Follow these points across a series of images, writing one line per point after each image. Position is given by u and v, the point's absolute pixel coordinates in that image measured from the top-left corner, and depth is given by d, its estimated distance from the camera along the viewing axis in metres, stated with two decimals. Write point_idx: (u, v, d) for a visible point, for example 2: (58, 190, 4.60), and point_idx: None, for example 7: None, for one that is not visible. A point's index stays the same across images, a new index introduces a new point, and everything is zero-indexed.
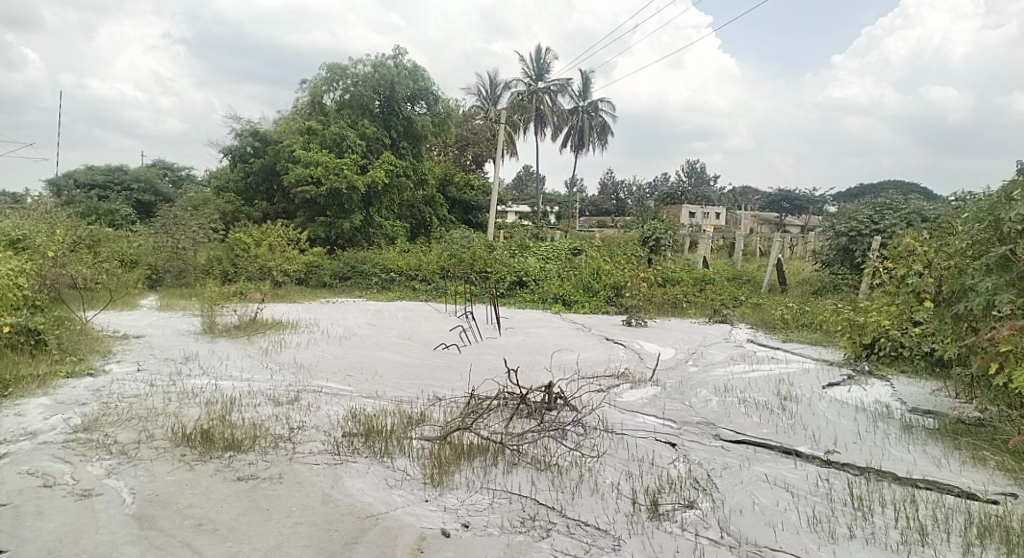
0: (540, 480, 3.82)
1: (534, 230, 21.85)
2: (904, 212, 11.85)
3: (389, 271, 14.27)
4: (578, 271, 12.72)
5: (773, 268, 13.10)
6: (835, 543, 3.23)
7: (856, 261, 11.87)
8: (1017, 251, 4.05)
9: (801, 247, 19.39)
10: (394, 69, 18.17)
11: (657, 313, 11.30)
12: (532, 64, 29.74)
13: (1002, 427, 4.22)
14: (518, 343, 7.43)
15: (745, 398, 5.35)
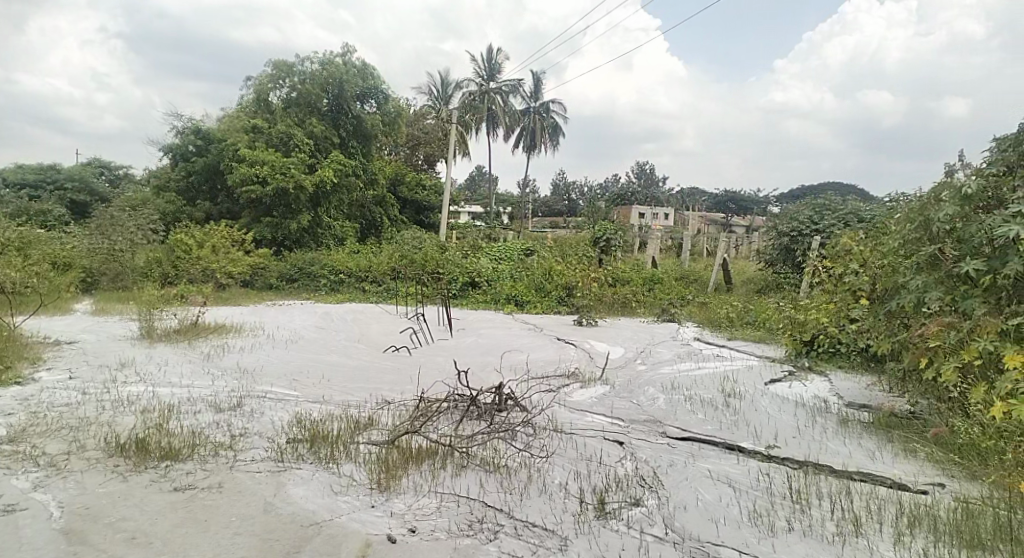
0: (488, 482, 3.82)
1: (487, 231, 21.98)
2: (842, 213, 12.30)
3: (337, 271, 14.31)
4: (530, 271, 12.83)
5: (720, 267, 13.38)
6: (774, 536, 3.31)
7: (798, 260, 12.27)
8: (945, 251, 4.24)
9: (745, 246, 20.01)
10: (342, 67, 18.42)
11: (608, 313, 11.40)
12: (484, 64, 29.95)
13: (932, 419, 4.42)
14: (469, 345, 7.41)
15: (691, 396, 5.45)
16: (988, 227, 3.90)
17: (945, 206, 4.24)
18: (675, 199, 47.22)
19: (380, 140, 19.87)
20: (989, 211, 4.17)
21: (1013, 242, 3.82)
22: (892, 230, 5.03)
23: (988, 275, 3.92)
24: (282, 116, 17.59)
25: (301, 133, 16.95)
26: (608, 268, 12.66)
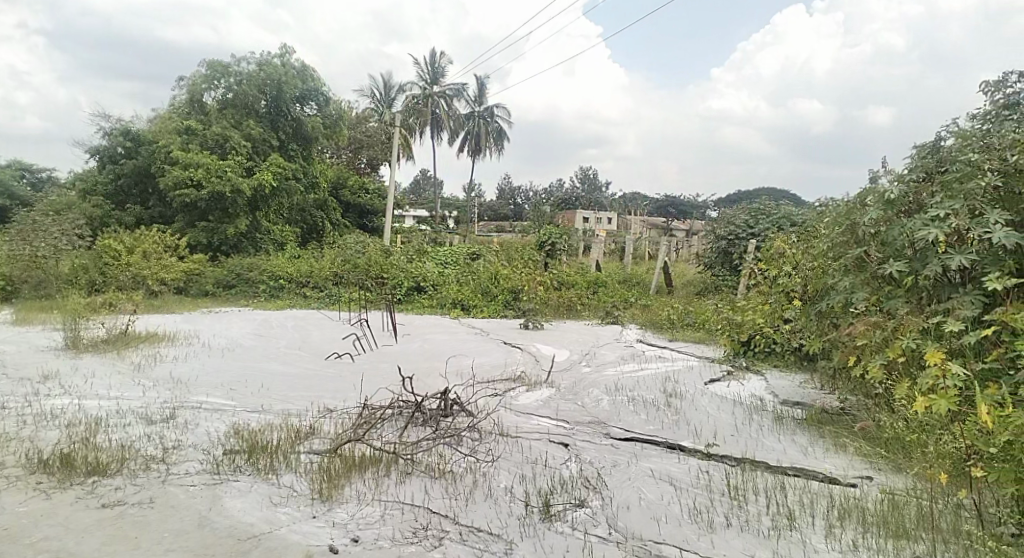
0: (433, 488, 3.78)
1: (433, 235, 22.06)
2: (776, 217, 12.82)
3: (278, 278, 14.03)
4: (476, 276, 12.89)
5: (661, 270, 13.72)
6: (713, 532, 3.39)
7: (735, 263, 12.69)
8: (870, 253, 4.55)
9: (686, 250, 20.63)
10: (280, 67, 18.14)
11: (554, 316, 11.48)
12: (427, 68, 29.91)
13: (860, 415, 4.64)
14: (414, 350, 7.33)
15: (634, 396, 5.54)
16: (909, 230, 4.11)
17: (870, 211, 4.46)
18: (618, 203, 48.40)
19: (322, 142, 19.80)
20: (911, 215, 4.41)
21: (932, 244, 4.04)
22: (824, 233, 5.26)
23: (910, 276, 4.14)
24: (217, 117, 17.32)
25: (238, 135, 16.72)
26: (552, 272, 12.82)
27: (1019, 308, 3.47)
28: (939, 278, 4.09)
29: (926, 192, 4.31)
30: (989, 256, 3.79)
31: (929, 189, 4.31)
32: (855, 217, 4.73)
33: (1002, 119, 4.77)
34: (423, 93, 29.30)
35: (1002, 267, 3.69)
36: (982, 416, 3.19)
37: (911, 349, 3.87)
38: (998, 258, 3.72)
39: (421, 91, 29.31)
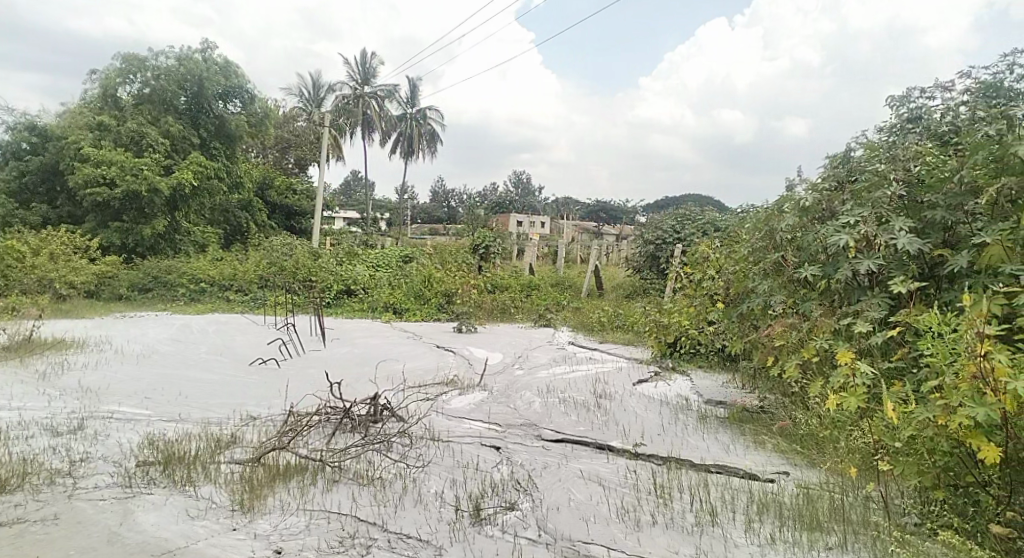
0: (361, 496, 3.71)
1: (363, 237, 22.06)
2: (700, 223, 13.42)
3: (198, 281, 13.53)
4: (409, 280, 12.81)
5: (591, 274, 13.97)
6: (639, 530, 3.47)
7: (662, 267, 13.15)
8: (787, 258, 4.80)
9: (615, 254, 21.29)
10: (201, 63, 17.74)
11: (488, 319, 11.55)
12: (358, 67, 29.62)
13: (777, 413, 4.88)
14: (343, 355, 7.19)
15: (565, 398, 5.61)
16: (823, 236, 4.34)
17: (786, 217, 4.69)
18: (552, 209, 49.69)
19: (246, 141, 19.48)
20: (824, 221, 4.67)
21: (843, 250, 4.27)
22: (745, 238, 5.50)
23: (823, 280, 4.37)
24: (132, 113, 16.59)
25: (156, 131, 16.16)
26: (485, 275, 12.90)
27: (920, 310, 3.72)
28: (849, 281, 4.34)
29: (837, 199, 4.57)
30: (895, 261, 4.04)
31: (840, 198, 4.58)
32: (774, 223, 4.98)
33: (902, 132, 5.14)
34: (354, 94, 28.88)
35: (906, 271, 3.96)
36: (888, 412, 3.39)
37: (825, 350, 4.07)
38: (902, 263, 3.98)
39: (351, 91, 28.95)
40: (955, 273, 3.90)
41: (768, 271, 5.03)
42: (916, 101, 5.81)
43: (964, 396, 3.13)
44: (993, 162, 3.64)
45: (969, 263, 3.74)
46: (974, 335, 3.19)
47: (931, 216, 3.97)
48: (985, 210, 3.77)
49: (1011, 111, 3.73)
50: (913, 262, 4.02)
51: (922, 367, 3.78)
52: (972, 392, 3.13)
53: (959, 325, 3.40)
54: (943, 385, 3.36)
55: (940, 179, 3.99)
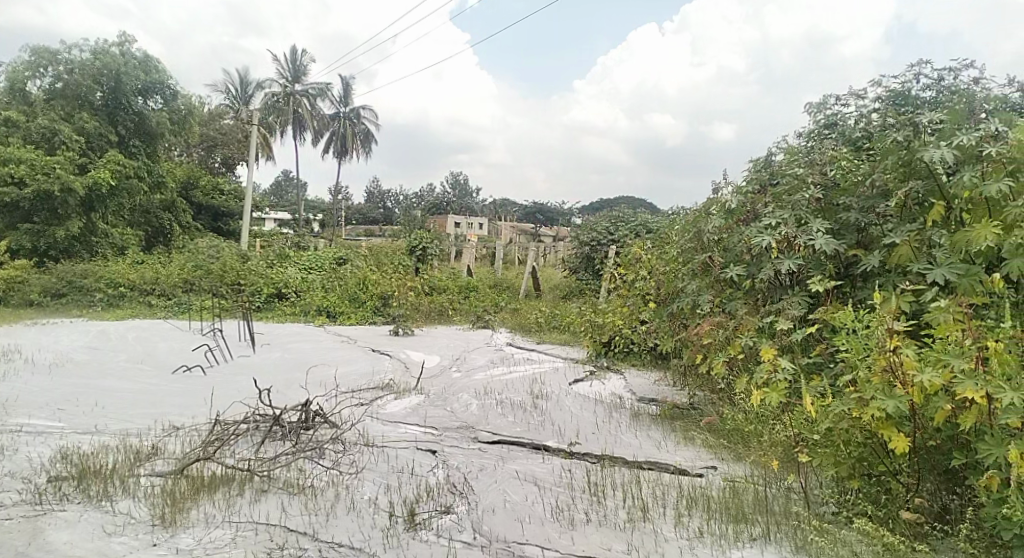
0: (291, 505, 3.61)
1: (296, 240, 21.85)
2: (634, 224, 13.91)
3: (117, 285, 13.02)
4: (343, 282, 12.66)
5: (529, 275, 14.11)
6: (573, 529, 3.50)
7: (597, 267, 13.51)
8: (714, 259, 4.99)
9: (552, 254, 21.68)
10: (119, 58, 17.52)
11: (425, 321, 11.53)
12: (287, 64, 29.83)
13: (706, 410, 5.07)
14: (274, 361, 7.01)
15: (502, 399, 5.64)
16: (748, 237, 4.52)
17: (714, 219, 4.87)
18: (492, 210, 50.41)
19: (168, 140, 19.35)
20: (748, 223, 4.88)
21: (766, 250, 4.45)
22: (676, 240, 5.67)
23: (748, 280, 4.56)
24: (43, 108, 16.33)
25: (69, 128, 15.77)
26: (423, 277, 12.96)
27: (835, 308, 3.91)
28: (771, 280, 4.53)
29: (760, 202, 4.79)
30: (813, 261, 4.25)
31: (763, 200, 4.78)
32: (702, 225, 5.16)
33: (821, 137, 5.40)
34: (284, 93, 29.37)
35: (824, 270, 4.17)
36: (808, 406, 3.54)
37: (750, 347, 4.23)
38: (820, 263, 4.19)
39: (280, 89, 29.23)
40: (867, 273, 4.15)
41: (697, 272, 5.20)
42: (833, 108, 6.11)
43: (877, 389, 3.30)
44: (902, 167, 3.90)
45: (881, 263, 3.97)
46: (885, 331, 3.38)
47: (847, 217, 4.20)
48: (895, 212, 4.01)
49: (918, 119, 3.99)
50: (831, 262, 4.23)
51: (838, 362, 3.98)
52: (883, 385, 3.31)
53: (871, 321, 3.59)
54: (857, 379, 3.53)
55: (854, 183, 4.25)
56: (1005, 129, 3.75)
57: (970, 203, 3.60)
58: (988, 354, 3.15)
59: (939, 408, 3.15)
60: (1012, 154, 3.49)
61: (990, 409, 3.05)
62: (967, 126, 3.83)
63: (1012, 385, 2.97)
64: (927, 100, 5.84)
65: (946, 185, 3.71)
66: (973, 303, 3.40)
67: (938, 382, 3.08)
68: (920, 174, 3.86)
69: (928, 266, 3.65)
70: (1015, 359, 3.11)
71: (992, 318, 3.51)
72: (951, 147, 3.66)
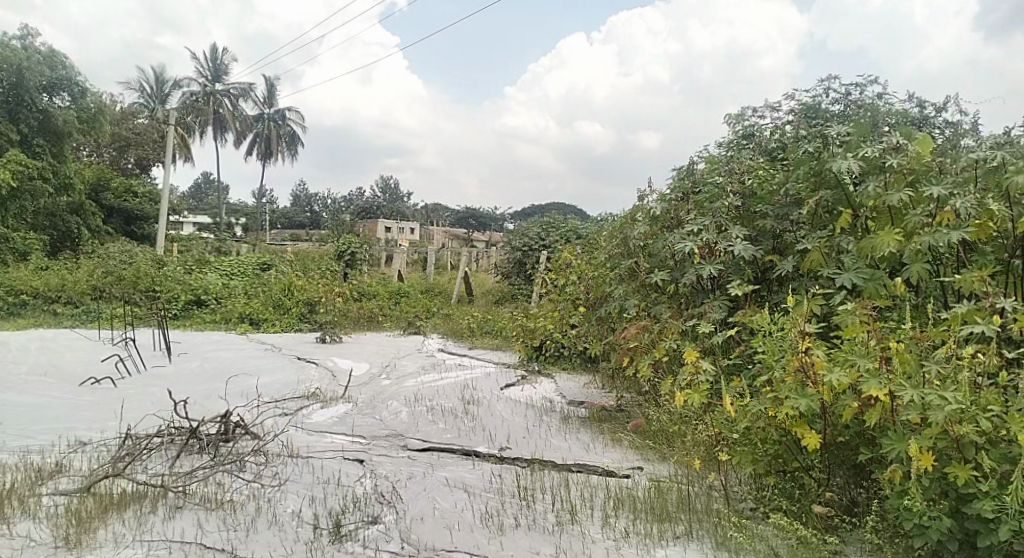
0: (208, 521, 3.44)
1: (218, 248, 21.50)
2: (563, 230, 14.11)
3: (19, 293, 12.30)
4: (267, 288, 12.43)
5: (461, 280, 14.17)
6: (502, 534, 3.47)
7: (528, 273, 13.76)
8: (639, 264, 5.16)
9: (484, 260, 21.86)
10: (20, 52, 17.44)
11: (354, 327, 11.42)
12: (208, 64, 33.97)
13: (633, 411, 5.23)
14: (192, 371, 6.75)
15: (432, 406, 5.61)
16: (671, 243, 4.68)
17: (640, 225, 5.05)
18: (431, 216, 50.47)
19: (76, 138, 19.35)
20: (672, 229, 5.06)
21: (689, 255, 4.62)
22: (604, 246, 5.84)
23: (672, 284, 4.72)
24: None
25: None
26: (350, 283, 13.02)
27: (753, 311, 4.08)
28: (694, 285, 4.69)
29: (683, 209, 4.98)
30: (733, 266, 4.43)
31: (685, 207, 4.97)
32: (629, 232, 5.33)
33: (739, 147, 5.63)
34: (202, 92, 32.88)
35: (743, 274, 4.35)
36: (727, 406, 3.66)
37: (674, 349, 4.35)
38: (739, 268, 4.37)
39: (198, 88, 32.63)
40: (783, 277, 4.36)
41: (624, 276, 5.41)
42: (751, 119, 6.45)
43: (791, 389, 3.44)
44: (812, 177, 4.13)
45: (795, 267, 4.16)
46: (798, 333, 3.53)
47: (764, 224, 4.40)
48: (807, 220, 4.23)
49: (827, 131, 4.22)
50: (749, 267, 4.42)
51: (754, 363, 4.16)
52: (796, 384, 3.45)
53: (785, 324, 3.76)
54: (773, 379, 3.67)
55: (770, 191, 4.45)
56: (905, 141, 4.00)
57: (875, 211, 3.84)
58: (891, 354, 3.34)
59: (846, 406, 3.30)
60: (911, 166, 3.73)
61: (892, 406, 3.22)
62: (871, 138, 4.08)
63: (912, 383, 3.15)
64: (834, 113, 6.19)
65: (853, 194, 3.93)
66: (877, 305, 3.60)
67: (845, 382, 3.22)
68: (829, 183, 4.08)
69: (837, 271, 3.85)
70: (913, 358, 3.31)
71: (894, 319, 3.74)
72: (857, 158, 3.88)
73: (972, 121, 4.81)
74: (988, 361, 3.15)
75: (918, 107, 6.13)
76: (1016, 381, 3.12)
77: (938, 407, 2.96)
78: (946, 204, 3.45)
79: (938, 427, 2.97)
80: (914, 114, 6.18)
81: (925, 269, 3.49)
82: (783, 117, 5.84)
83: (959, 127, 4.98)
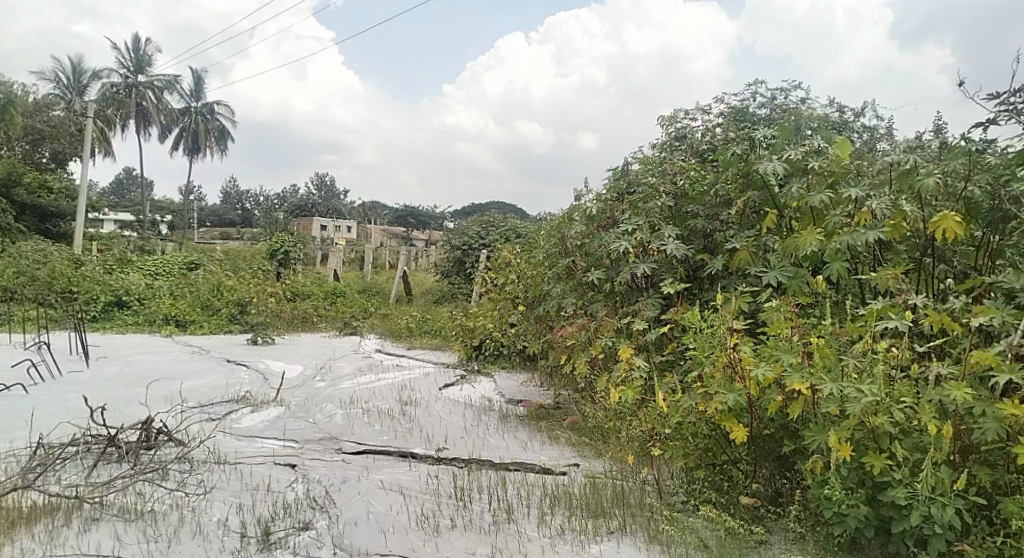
0: (127, 533, 3.27)
1: (143, 249, 20.69)
2: (503, 229, 14.26)
3: None
4: (196, 290, 12.12)
5: (400, 279, 14.07)
6: (437, 536, 3.43)
7: (468, 272, 13.79)
8: (576, 263, 5.28)
9: (424, 259, 21.79)
10: None
11: (287, 328, 11.19)
12: (128, 54, 33.67)
13: (570, 408, 5.32)
14: (111, 377, 6.44)
15: (369, 407, 5.55)
16: (607, 243, 4.78)
17: (577, 225, 5.14)
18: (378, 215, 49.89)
19: None
20: (608, 228, 5.18)
21: (624, 255, 4.72)
22: (543, 245, 5.93)
23: (608, 283, 4.83)
24: None
25: None
26: (284, 283, 12.81)
27: (684, 308, 4.20)
28: (629, 283, 4.79)
29: (618, 209, 5.11)
30: (666, 265, 4.56)
31: (620, 208, 5.08)
32: (566, 231, 5.43)
33: (672, 148, 5.77)
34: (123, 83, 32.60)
35: (675, 273, 4.48)
36: (659, 402, 3.74)
37: (609, 347, 4.44)
38: (672, 267, 4.50)
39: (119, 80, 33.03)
40: (713, 276, 4.51)
41: (562, 275, 5.52)
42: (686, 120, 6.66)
43: (720, 384, 3.53)
44: (741, 178, 4.29)
45: (724, 266, 4.30)
46: (726, 330, 3.64)
47: (695, 224, 4.53)
48: (735, 220, 4.39)
49: (755, 134, 4.39)
50: (681, 265, 4.55)
51: (686, 359, 4.28)
52: (725, 380, 3.55)
53: (714, 320, 3.87)
54: (703, 375, 3.78)
55: (701, 192, 4.60)
56: (826, 145, 4.20)
57: (798, 212, 4.00)
58: (812, 349, 3.48)
59: (772, 400, 3.42)
60: (830, 169, 3.90)
61: (814, 399, 3.35)
62: (795, 142, 4.27)
63: (831, 376, 3.28)
64: (761, 117, 6.42)
65: (778, 195, 4.10)
66: (799, 302, 3.76)
67: (771, 376, 3.34)
68: (755, 184, 4.25)
69: (764, 269, 3.99)
70: (833, 353, 3.45)
71: (815, 316, 3.90)
72: (782, 160, 4.04)
73: (886, 126, 5.08)
74: (901, 355, 3.30)
75: (840, 113, 6.44)
76: (926, 374, 3.29)
77: (855, 399, 3.10)
78: (864, 206, 3.62)
79: (856, 419, 3.09)
80: (836, 119, 6.49)
81: (844, 268, 3.64)
82: (715, 119, 6.06)
83: (875, 132, 5.24)
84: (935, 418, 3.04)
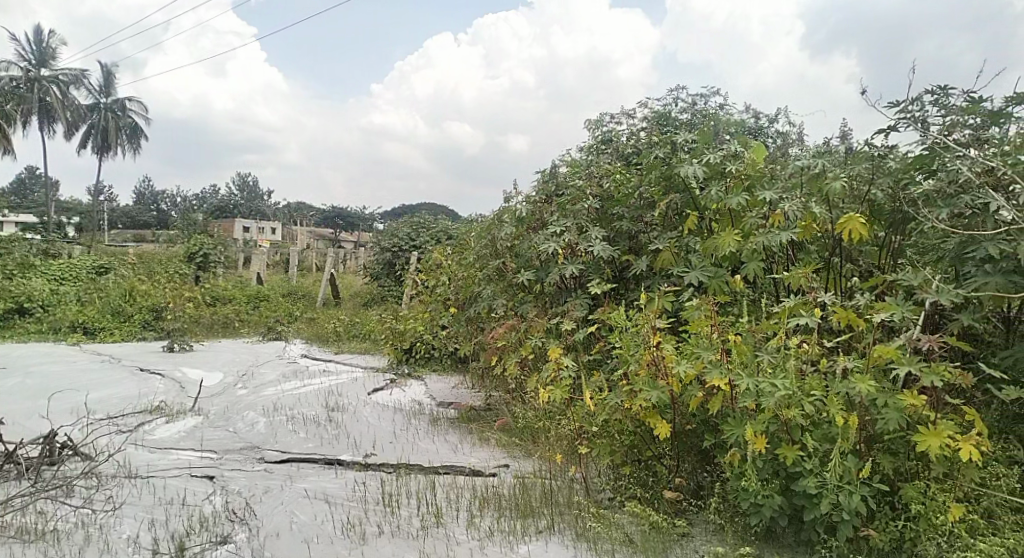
0: (24, 555, 3.06)
1: (46, 253, 19.47)
2: (434, 231, 14.18)
3: None
4: (106, 295, 11.55)
5: (328, 282, 13.78)
6: (363, 543, 3.37)
7: (398, 273, 13.65)
8: (507, 265, 5.36)
9: (353, 261, 21.43)
10: None
11: (206, 334, 10.80)
12: (27, 46, 32.16)
13: (501, 409, 5.36)
14: (11, 389, 6.06)
15: (294, 414, 5.42)
16: (536, 244, 4.84)
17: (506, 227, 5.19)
18: None
19: None
20: (537, 230, 5.26)
21: (553, 256, 4.81)
22: (473, 247, 5.96)
23: (538, 284, 4.92)
24: None
25: None
26: (202, 288, 12.47)
27: (611, 308, 4.29)
28: (558, 284, 4.87)
29: (547, 212, 5.19)
30: (594, 266, 4.66)
31: (549, 210, 5.17)
32: (496, 233, 5.49)
33: (598, 151, 5.89)
34: (24, 77, 31.17)
35: (602, 274, 4.58)
36: (586, 400, 3.79)
37: (538, 347, 4.50)
38: (599, 268, 4.59)
39: (20, 73, 31.21)
40: (638, 276, 4.63)
41: (492, 276, 5.57)
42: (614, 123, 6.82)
43: (644, 381, 3.60)
44: (664, 181, 4.42)
45: (649, 266, 4.41)
46: (649, 328, 3.74)
47: (620, 226, 4.64)
48: (659, 222, 4.53)
49: (676, 138, 4.53)
50: (608, 266, 4.66)
51: (613, 358, 4.36)
52: (649, 377, 3.62)
53: (638, 319, 3.97)
54: (628, 373, 3.85)
55: (626, 195, 4.71)
56: (742, 149, 4.38)
57: (717, 214, 4.16)
58: (730, 346, 3.60)
59: (693, 395, 3.51)
60: (746, 173, 4.06)
61: (732, 394, 3.46)
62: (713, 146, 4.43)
63: (748, 371, 3.41)
64: (682, 122, 6.65)
65: (699, 198, 4.25)
66: (718, 301, 3.90)
67: (691, 372, 3.43)
68: (677, 187, 4.39)
69: (686, 269, 4.11)
70: (749, 349, 3.58)
71: (733, 314, 4.05)
72: (702, 163, 4.19)
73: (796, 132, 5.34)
74: (811, 350, 3.46)
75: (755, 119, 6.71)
76: (834, 367, 3.45)
77: (770, 394, 3.22)
78: (778, 208, 3.79)
79: (771, 413, 3.22)
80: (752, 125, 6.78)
81: (760, 267, 3.79)
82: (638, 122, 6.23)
83: (785, 137, 5.50)
84: (843, 410, 3.18)
